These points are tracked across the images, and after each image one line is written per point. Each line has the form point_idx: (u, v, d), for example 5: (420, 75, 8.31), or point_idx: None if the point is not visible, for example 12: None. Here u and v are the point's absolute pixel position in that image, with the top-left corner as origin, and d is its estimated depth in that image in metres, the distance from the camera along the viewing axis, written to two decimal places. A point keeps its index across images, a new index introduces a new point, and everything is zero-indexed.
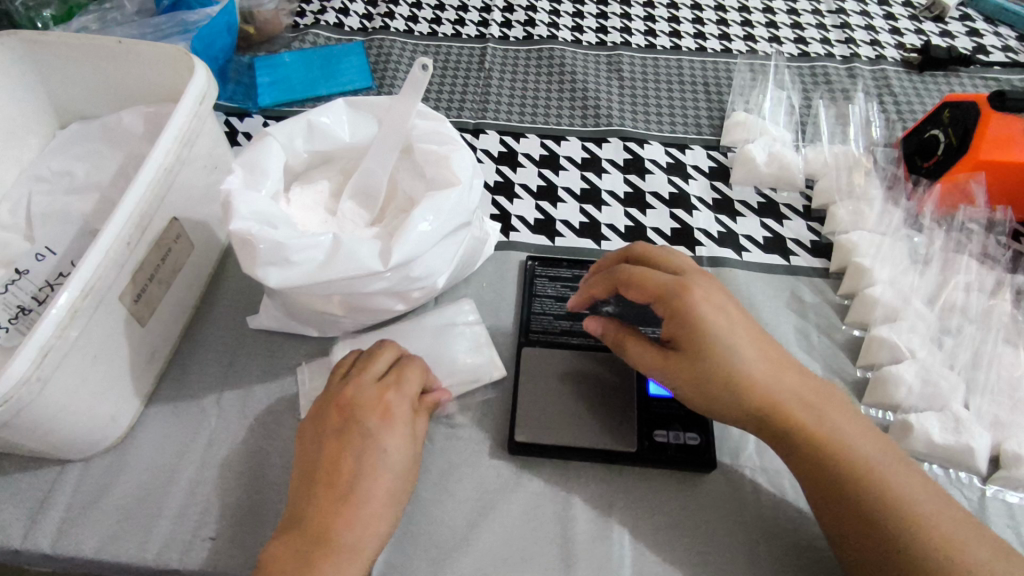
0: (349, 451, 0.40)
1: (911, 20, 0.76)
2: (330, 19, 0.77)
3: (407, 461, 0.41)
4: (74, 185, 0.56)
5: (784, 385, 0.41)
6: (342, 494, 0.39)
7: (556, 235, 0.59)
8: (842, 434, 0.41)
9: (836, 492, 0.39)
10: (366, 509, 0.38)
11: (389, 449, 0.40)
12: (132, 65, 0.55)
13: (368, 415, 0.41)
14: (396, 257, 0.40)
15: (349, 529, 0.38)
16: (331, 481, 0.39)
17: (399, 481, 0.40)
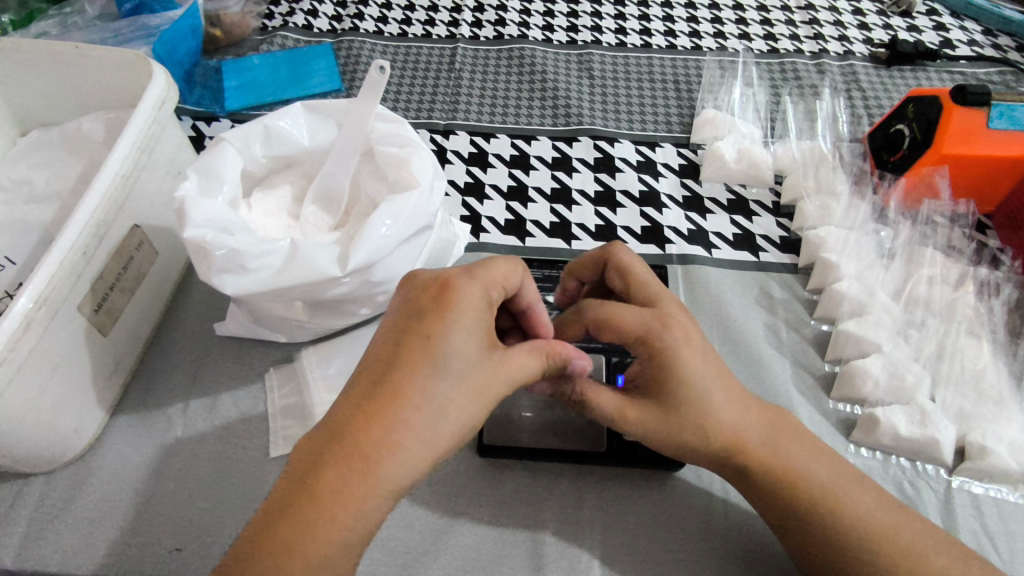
0: (407, 341, 0.34)
1: (879, 15, 0.76)
2: (298, 21, 0.76)
3: (468, 361, 0.34)
4: (34, 194, 0.55)
5: (749, 420, 0.40)
6: (417, 370, 0.33)
7: (527, 236, 0.59)
8: (804, 465, 0.40)
9: (797, 526, 0.39)
10: (404, 411, 0.32)
11: (445, 342, 0.33)
12: (90, 69, 0.54)
13: (422, 305, 0.35)
14: (354, 261, 0.39)
15: (379, 430, 0.31)
16: (407, 356, 0.33)
17: (460, 386, 0.33)
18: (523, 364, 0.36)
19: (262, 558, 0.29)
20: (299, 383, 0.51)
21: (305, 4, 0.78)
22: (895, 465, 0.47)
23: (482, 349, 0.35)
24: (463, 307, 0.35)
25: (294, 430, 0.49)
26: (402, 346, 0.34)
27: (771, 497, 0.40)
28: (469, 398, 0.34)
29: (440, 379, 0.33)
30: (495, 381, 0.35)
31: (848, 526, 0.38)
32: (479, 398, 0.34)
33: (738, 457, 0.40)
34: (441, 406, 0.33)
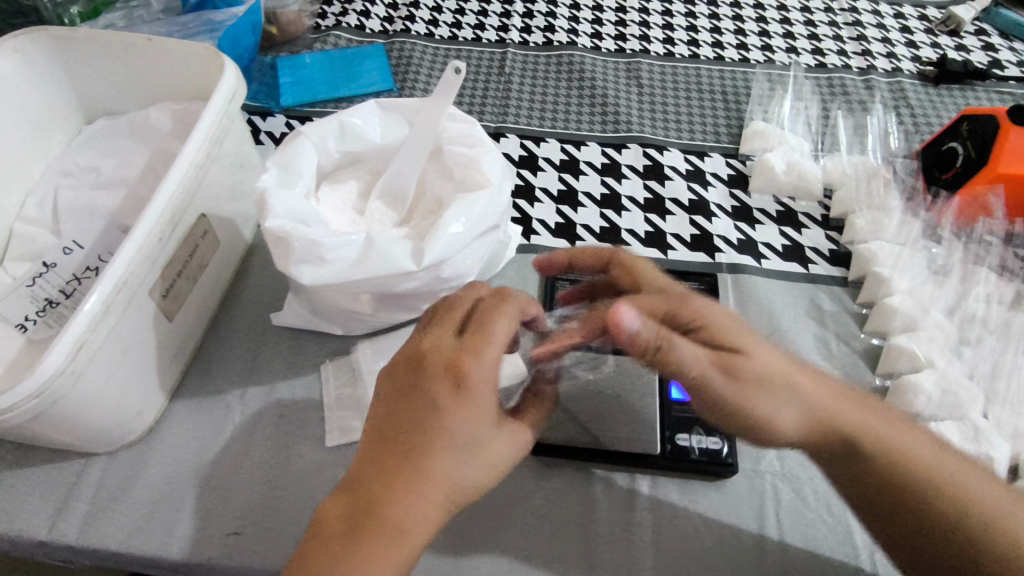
0: (417, 406, 0.36)
1: (927, 33, 0.77)
2: (351, 21, 0.77)
3: (487, 445, 0.37)
4: (101, 181, 0.57)
5: (831, 393, 0.40)
6: (426, 435, 0.35)
7: (577, 239, 0.60)
8: (888, 437, 0.39)
9: (893, 504, 0.39)
10: (427, 499, 0.35)
11: (468, 432, 0.36)
12: (161, 62, 0.55)
13: (445, 398, 0.36)
14: (429, 257, 0.41)
15: (403, 511, 0.34)
16: (417, 419, 0.36)
17: (474, 472, 0.36)
18: (530, 444, 0.40)
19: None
20: (355, 375, 0.52)
21: (357, 5, 0.80)
22: None
23: (500, 434, 0.38)
24: (479, 397, 0.37)
25: (350, 421, 0.50)
26: (434, 442, 0.35)
27: (867, 474, 0.39)
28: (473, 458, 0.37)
29: (422, 427, 0.36)
30: (471, 419, 0.37)
31: (951, 493, 0.38)
32: (489, 482, 0.37)
33: (833, 434, 0.39)
34: (461, 492, 0.36)
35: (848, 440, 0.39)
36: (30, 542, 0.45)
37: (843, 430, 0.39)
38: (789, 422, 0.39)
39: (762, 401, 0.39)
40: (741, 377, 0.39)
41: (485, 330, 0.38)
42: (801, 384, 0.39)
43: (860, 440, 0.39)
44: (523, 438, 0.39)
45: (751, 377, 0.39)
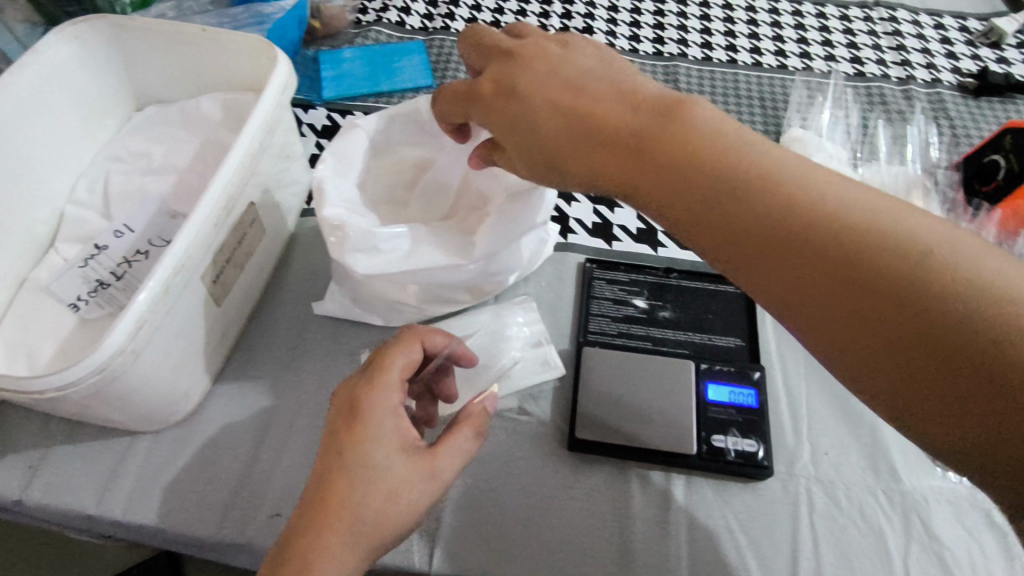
0: (328, 453, 0.38)
1: (967, 45, 0.76)
2: (392, 17, 0.78)
3: (387, 472, 0.38)
4: (151, 166, 0.58)
5: (728, 133, 0.34)
6: (337, 471, 0.37)
7: (614, 239, 0.60)
8: (820, 186, 0.32)
9: (935, 368, 0.27)
10: (333, 533, 0.36)
11: (365, 460, 0.38)
12: (215, 52, 0.57)
13: (345, 433, 0.38)
14: (479, 252, 0.45)
15: (321, 554, 0.35)
16: (328, 461, 0.38)
17: (373, 501, 0.37)
18: (445, 480, 0.40)
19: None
20: None
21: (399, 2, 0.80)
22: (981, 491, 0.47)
23: (403, 461, 0.39)
24: (377, 431, 0.39)
25: None
26: (337, 476, 0.37)
27: (857, 335, 0.29)
28: (380, 494, 0.37)
29: (331, 469, 0.37)
30: (377, 454, 0.38)
31: (935, 269, 0.28)
32: (393, 517, 0.37)
33: (804, 208, 0.31)
34: (367, 521, 0.37)
35: (800, 218, 0.31)
36: (77, 516, 0.47)
37: (718, 165, 0.33)
38: (682, 207, 0.34)
39: (719, 212, 0.33)
40: (649, 166, 0.35)
41: (381, 365, 0.41)
42: (710, 154, 0.34)
43: (847, 235, 0.30)
44: (436, 469, 0.39)
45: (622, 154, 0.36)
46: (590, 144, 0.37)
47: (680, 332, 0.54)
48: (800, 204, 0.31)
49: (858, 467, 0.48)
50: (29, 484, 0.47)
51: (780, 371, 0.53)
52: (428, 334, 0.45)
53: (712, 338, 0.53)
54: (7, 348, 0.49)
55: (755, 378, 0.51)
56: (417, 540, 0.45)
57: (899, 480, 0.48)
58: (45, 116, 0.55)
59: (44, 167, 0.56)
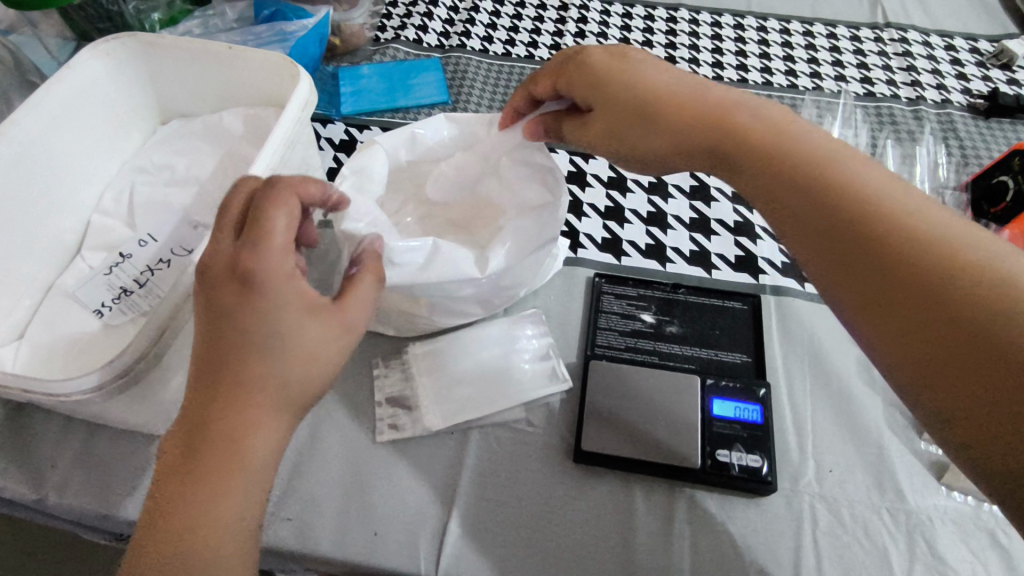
0: (225, 337, 0.35)
1: (978, 66, 0.77)
2: (409, 35, 0.80)
3: (293, 342, 0.36)
4: (174, 178, 0.60)
5: (822, 144, 0.39)
6: (244, 350, 0.35)
7: (623, 255, 0.61)
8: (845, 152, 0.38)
9: (940, 338, 0.31)
10: (256, 409, 0.35)
11: (275, 333, 0.36)
12: (240, 69, 0.59)
13: (241, 304, 0.35)
14: (493, 266, 0.47)
15: (246, 430, 0.35)
16: (226, 341, 0.35)
17: (295, 368, 0.36)
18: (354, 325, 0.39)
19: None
20: (405, 375, 0.54)
21: (416, 19, 0.82)
22: (987, 512, 0.47)
23: (313, 326, 0.37)
24: (279, 296, 0.36)
25: (398, 418, 0.52)
26: (249, 358, 0.35)
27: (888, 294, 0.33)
28: (299, 365, 0.36)
29: (237, 348, 0.35)
30: (286, 323, 0.36)
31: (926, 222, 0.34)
32: (318, 379, 0.38)
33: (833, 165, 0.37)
34: (279, 390, 0.36)
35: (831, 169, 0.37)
36: (96, 515, 0.48)
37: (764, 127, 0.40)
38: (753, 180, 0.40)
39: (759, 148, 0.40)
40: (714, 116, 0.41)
41: (261, 224, 0.36)
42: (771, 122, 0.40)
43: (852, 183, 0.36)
44: (339, 316, 0.39)
45: (693, 145, 0.42)
46: (660, 138, 0.44)
47: (686, 347, 0.54)
48: (850, 188, 0.36)
49: (863, 485, 0.49)
50: (49, 484, 0.49)
51: (786, 388, 0.53)
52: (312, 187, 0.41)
53: (718, 354, 0.54)
54: (33, 351, 0.51)
55: (761, 395, 0.51)
56: (424, 547, 0.46)
57: (904, 499, 0.48)
58: (75, 129, 0.57)
59: (73, 177, 0.58)
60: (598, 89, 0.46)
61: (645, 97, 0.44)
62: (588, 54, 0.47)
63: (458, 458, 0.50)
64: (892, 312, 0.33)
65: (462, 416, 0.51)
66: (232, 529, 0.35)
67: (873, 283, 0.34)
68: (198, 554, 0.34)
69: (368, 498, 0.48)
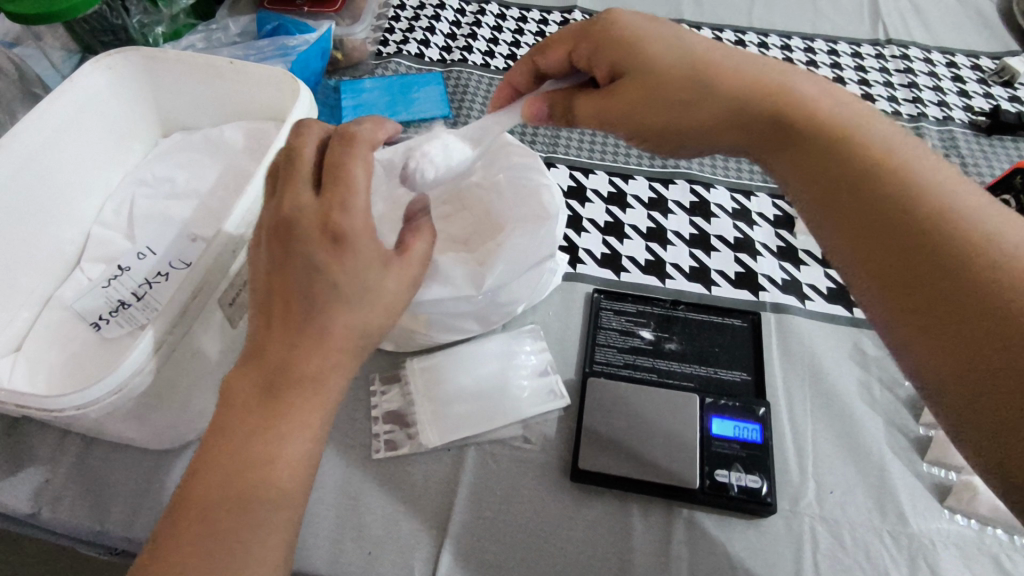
0: (311, 288, 0.34)
1: (980, 83, 0.77)
2: (411, 49, 0.80)
3: (387, 294, 0.37)
4: (174, 190, 0.60)
5: (863, 129, 0.38)
6: (330, 301, 0.35)
7: (622, 270, 0.61)
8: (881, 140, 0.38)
9: (961, 323, 0.31)
10: (338, 360, 0.35)
11: (360, 287, 0.35)
12: (241, 84, 0.60)
13: (327, 257, 0.35)
14: (489, 283, 0.48)
15: (328, 378, 0.35)
16: (311, 292, 0.34)
17: (378, 320, 0.36)
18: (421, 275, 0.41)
19: (208, 521, 0.33)
20: (403, 390, 0.53)
21: (418, 33, 0.83)
22: (991, 536, 0.47)
23: (393, 282, 0.37)
24: (367, 248, 0.36)
25: (394, 435, 0.51)
26: (338, 309, 0.35)
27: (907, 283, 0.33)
28: (381, 316, 0.37)
29: (322, 300, 0.35)
30: (372, 279, 0.36)
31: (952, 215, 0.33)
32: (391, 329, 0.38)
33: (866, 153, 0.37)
34: (364, 343, 0.37)
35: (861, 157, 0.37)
36: (89, 531, 0.48)
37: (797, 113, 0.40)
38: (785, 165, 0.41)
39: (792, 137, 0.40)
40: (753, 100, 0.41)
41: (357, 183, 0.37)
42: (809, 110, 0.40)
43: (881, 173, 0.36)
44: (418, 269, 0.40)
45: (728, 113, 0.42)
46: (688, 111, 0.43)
47: (685, 364, 0.54)
48: (880, 176, 0.36)
49: (864, 507, 0.48)
50: (43, 499, 0.48)
51: (786, 407, 0.53)
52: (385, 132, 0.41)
53: (718, 372, 0.54)
54: (28, 365, 0.50)
55: (760, 414, 0.51)
56: (418, 567, 0.45)
57: (906, 522, 0.47)
58: (76, 143, 0.57)
59: (73, 190, 0.58)
60: (628, 58, 0.44)
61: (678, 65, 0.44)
62: (614, 22, 0.45)
63: (454, 476, 0.49)
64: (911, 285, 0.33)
65: (459, 433, 0.51)
66: (306, 460, 0.36)
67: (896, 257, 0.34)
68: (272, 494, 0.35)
69: (364, 516, 0.47)
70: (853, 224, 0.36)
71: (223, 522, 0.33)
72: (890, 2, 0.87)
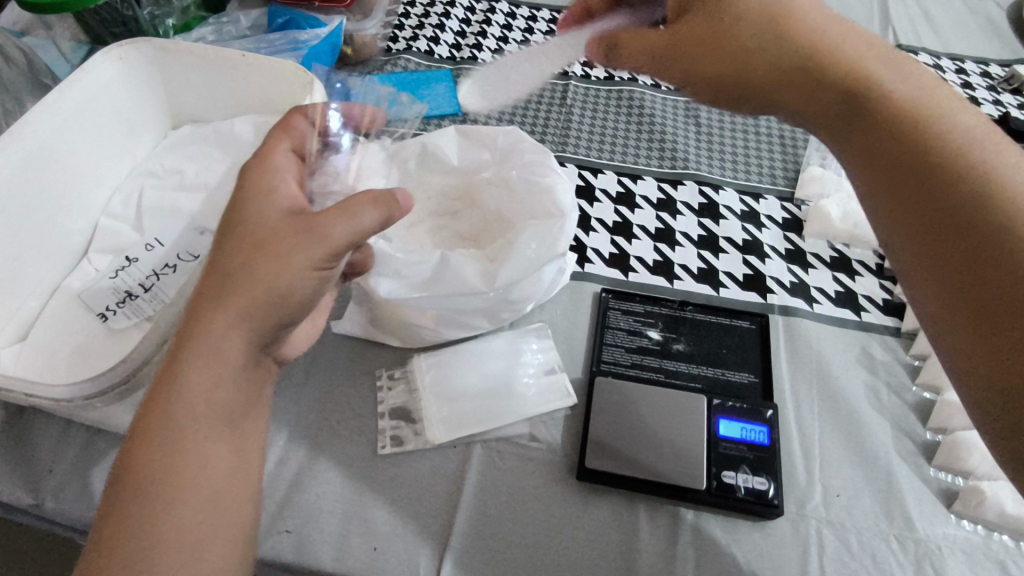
0: (214, 237, 0.39)
1: (989, 90, 0.77)
2: (421, 46, 0.80)
3: (262, 227, 0.38)
4: (183, 183, 0.60)
5: (946, 124, 0.36)
6: (219, 241, 0.39)
7: (630, 270, 0.61)
8: (963, 131, 0.36)
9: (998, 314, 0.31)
10: (210, 302, 0.37)
11: (241, 226, 0.38)
12: (253, 77, 0.60)
13: (227, 211, 0.40)
14: (501, 280, 0.48)
15: (202, 321, 0.36)
16: (212, 243, 0.39)
17: (246, 256, 0.37)
18: (337, 241, 0.39)
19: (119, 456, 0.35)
20: (409, 386, 0.53)
21: (428, 30, 0.82)
22: (997, 542, 0.47)
23: (280, 223, 0.39)
24: (255, 197, 0.40)
25: (400, 430, 0.51)
26: (223, 248, 0.38)
27: (955, 275, 0.33)
28: (250, 256, 0.37)
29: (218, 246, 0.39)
30: (256, 224, 0.38)
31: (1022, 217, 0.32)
32: (277, 278, 0.37)
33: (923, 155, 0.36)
34: (243, 283, 0.37)
35: (924, 154, 0.36)
36: (93, 522, 0.48)
37: (872, 97, 0.38)
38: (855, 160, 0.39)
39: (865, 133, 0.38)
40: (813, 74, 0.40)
41: (263, 154, 0.43)
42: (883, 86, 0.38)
43: (949, 171, 0.35)
44: (317, 229, 0.38)
45: (794, 71, 0.40)
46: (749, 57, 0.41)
47: (692, 365, 0.54)
48: (951, 170, 0.35)
49: (870, 511, 0.48)
50: (45, 489, 0.48)
51: (793, 410, 0.53)
52: (295, 121, 0.46)
53: (725, 373, 0.54)
54: (34, 355, 0.50)
55: (768, 416, 0.51)
56: (423, 563, 0.45)
57: (913, 527, 0.47)
58: (85, 133, 0.57)
59: (82, 180, 0.58)
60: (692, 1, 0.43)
61: (751, 17, 0.41)
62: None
63: (460, 473, 0.49)
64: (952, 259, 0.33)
65: (466, 430, 0.51)
66: (187, 419, 0.35)
67: (939, 235, 0.34)
68: (164, 427, 0.35)
69: (370, 512, 0.47)
70: (918, 229, 0.35)
71: (135, 458, 0.35)
72: (900, 8, 0.87)
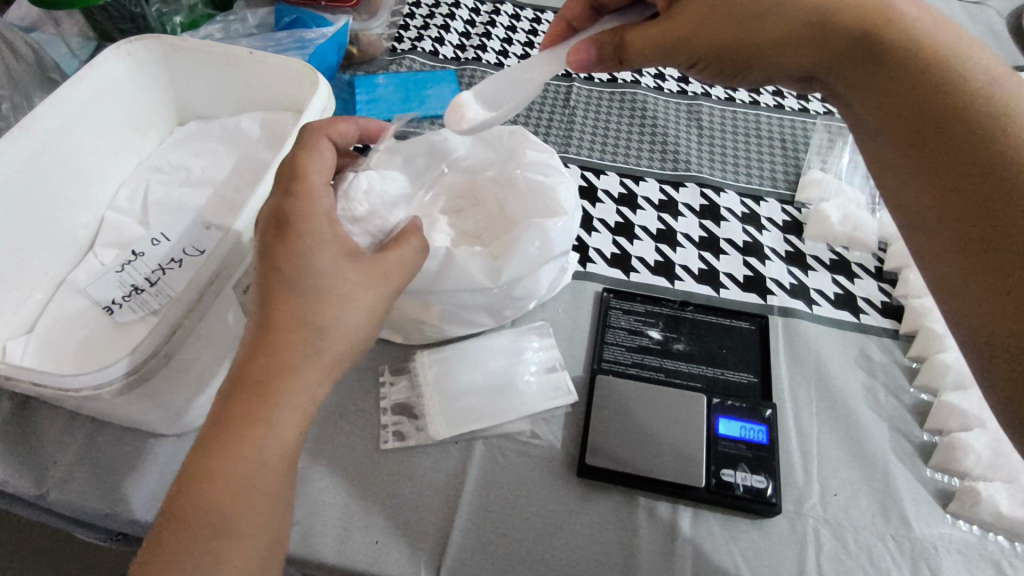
0: (266, 282, 0.37)
1: None
2: (426, 46, 0.81)
3: (336, 284, 0.38)
4: (189, 178, 0.60)
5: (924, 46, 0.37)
6: (282, 290, 0.37)
7: (632, 270, 0.62)
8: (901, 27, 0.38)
9: (992, 253, 0.31)
10: (292, 353, 0.36)
11: (311, 272, 0.37)
12: (258, 74, 0.60)
13: (280, 250, 0.37)
14: (504, 276, 0.48)
15: (283, 377, 0.36)
16: (268, 290, 0.37)
17: (330, 312, 0.37)
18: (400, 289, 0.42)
19: (194, 494, 0.34)
20: (412, 382, 0.54)
21: (433, 31, 0.83)
22: (992, 542, 0.47)
23: (353, 272, 0.39)
24: (319, 237, 0.39)
25: (402, 426, 0.51)
26: (293, 301, 0.37)
27: (946, 189, 0.33)
28: (332, 310, 0.37)
29: (280, 295, 0.37)
30: (330, 271, 0.38)
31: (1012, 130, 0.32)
32: (356, 326, 0.39)
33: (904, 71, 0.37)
34: (329, 344, 0.37)
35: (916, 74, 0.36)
36: (96, 513, 0.48)
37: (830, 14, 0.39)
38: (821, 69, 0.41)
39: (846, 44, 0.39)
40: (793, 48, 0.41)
41: (305, 183, 0.40)
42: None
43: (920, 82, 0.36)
44: (387, 274, 0.41)
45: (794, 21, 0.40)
46: (758, 27, 0.41)
47: (692, 364, 0.54)
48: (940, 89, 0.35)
49: (867, 511, 0.48)
50: (51, 480, 0.48)
51: (793, 411, 0.53)
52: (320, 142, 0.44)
53: (725, 373, 0.54)
54: (40, 347, 0.51)
55: (767, 415, 0.51)
56: (424, 557, 0.46)
57: (909, 526, 0.48)
58: (93, 128, 0.58)
59: (89, 174, 0.58)
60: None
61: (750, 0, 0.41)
62: None
63: (462, 468, 0.50)
64: (939, 179, 0.34)
65: (468, 426, 0.51)
66: (269, 467, 0.35)
67: (937, 161, 0.34)
68: (245, 495, 0.34)
69: (372, 507, 0.47)
70: (903, 136, 0.36)
71: (192, 532, 0.33)
72: None
